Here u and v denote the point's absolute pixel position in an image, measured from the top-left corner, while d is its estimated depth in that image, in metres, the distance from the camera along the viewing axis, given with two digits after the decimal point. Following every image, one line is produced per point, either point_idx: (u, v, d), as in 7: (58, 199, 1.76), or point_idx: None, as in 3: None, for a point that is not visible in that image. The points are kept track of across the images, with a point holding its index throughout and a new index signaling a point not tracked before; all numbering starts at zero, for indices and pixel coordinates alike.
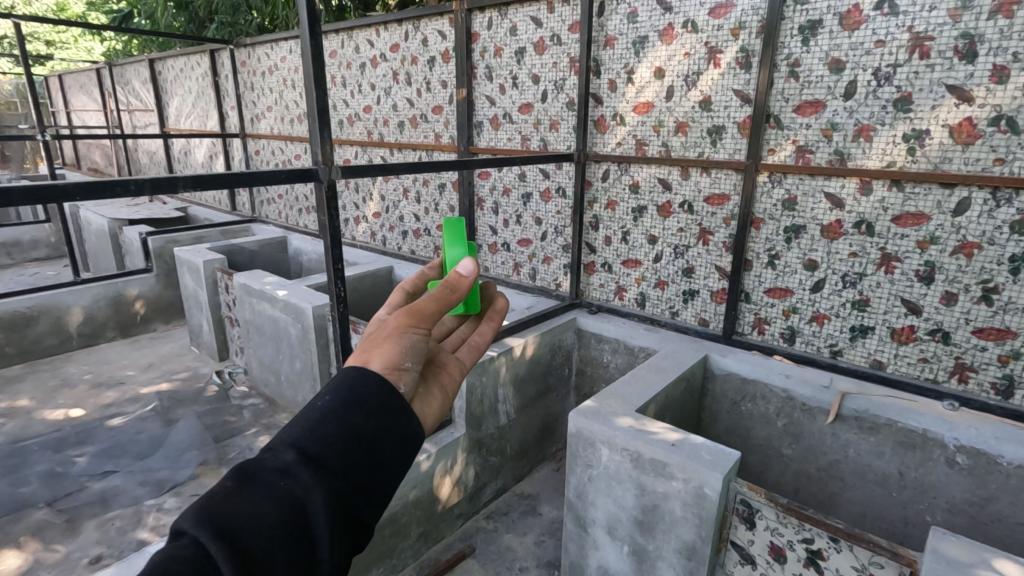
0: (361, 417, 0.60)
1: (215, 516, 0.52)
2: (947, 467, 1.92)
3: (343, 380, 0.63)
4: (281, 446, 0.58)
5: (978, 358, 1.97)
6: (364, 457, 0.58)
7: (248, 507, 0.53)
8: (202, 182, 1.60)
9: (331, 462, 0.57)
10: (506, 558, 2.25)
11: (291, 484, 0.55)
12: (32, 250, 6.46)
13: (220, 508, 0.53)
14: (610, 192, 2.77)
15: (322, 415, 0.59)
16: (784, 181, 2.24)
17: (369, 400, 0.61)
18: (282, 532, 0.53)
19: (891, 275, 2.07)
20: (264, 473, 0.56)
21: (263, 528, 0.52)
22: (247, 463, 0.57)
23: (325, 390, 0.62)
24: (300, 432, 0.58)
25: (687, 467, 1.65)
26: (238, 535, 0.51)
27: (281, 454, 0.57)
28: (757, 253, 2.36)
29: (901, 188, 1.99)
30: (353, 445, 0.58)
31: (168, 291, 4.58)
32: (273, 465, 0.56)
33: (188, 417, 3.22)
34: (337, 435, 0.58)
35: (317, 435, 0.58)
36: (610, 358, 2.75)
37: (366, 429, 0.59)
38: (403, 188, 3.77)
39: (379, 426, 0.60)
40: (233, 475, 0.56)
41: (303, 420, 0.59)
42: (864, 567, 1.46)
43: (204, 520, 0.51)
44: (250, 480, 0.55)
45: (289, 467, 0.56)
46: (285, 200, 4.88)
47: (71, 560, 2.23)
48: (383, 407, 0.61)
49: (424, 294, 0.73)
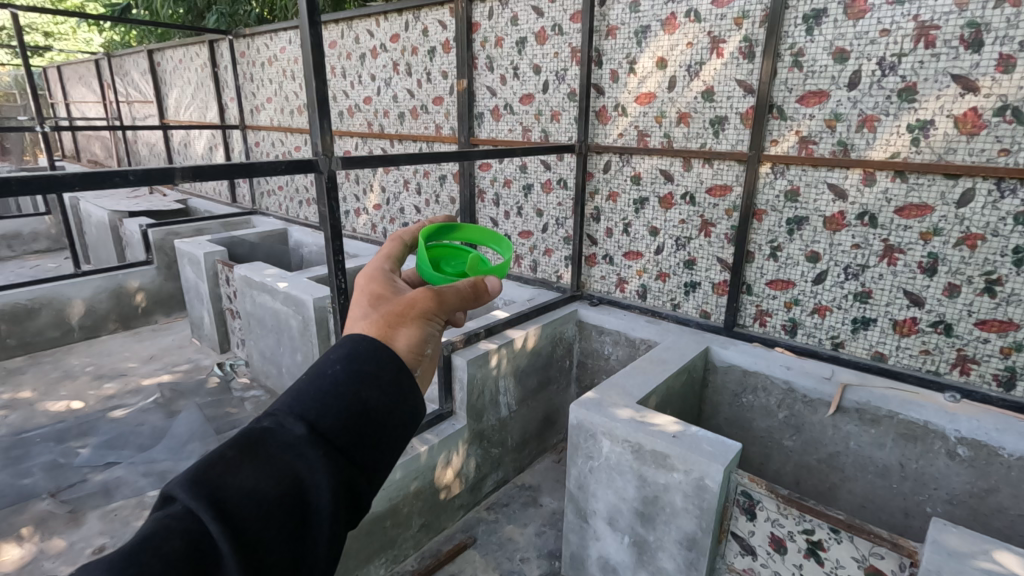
0: (372, 394, 0.59)
1: (214, 485, 0.51)
2: (948, 459, 1.92)
3: (354, 351, 0.62)
4: (289, 416, 0.57)
5: (980, 351, 1.96)
6: (369, 437, 0.58)
7: (247, 480, 0.52)
8: (201, 172, 1.59)
9: (338, 439, 0.56)
10: (507, 549, 2.27)
11: (295, 459, 0.55)
12: (32, 243, 6.45)
13: (219, 477, 0.52)
14: (612, 183, 2.76)
15: (333, 388, 0.58)
16: (787, 172, 2.23)
17: (379, 377, 0.60)
18: (280, 507, 0.52)
19: (894, 266, 2.06)
20: (270, 445, 0.55)
21: (261, 503, 0.52)
22: (252, 430, 0.56)
23: (336, 360, 0.61)
24: (309, 404, 0.57)
25: (688, 458, 1.66)
26: (234, 507, 0.51)
27: (289, 426, 0.56)
28: (759, 244, 2.35)
29: (904, 179, 1.98)
30: (360, 423, 0.57)
31: (168, 283, 4.58)
32: (280, 437, 0.55)
33: (190, 408, 3.23)
34: (346, 412, 0.57)
35: (326, 409, 0.57)
36: (611, 351, 2.75)
37: (375, 408, 0.59)
38: (403, 180, 3.76)
39: (388, 403, 0.60)
40: (237, 442, 0.55)
41: (312, 391, 0.58)
42: (864, 557, 1.46)
43: (202, 490, 0.51)
44: (253, 449, 0.54)
45: (296, 440, 0.55)
46: (285, 192, 4.87)
47: (74, 550, 2.25)
48: (393, 387, 0.61)
49: (452, 285, 0.75)
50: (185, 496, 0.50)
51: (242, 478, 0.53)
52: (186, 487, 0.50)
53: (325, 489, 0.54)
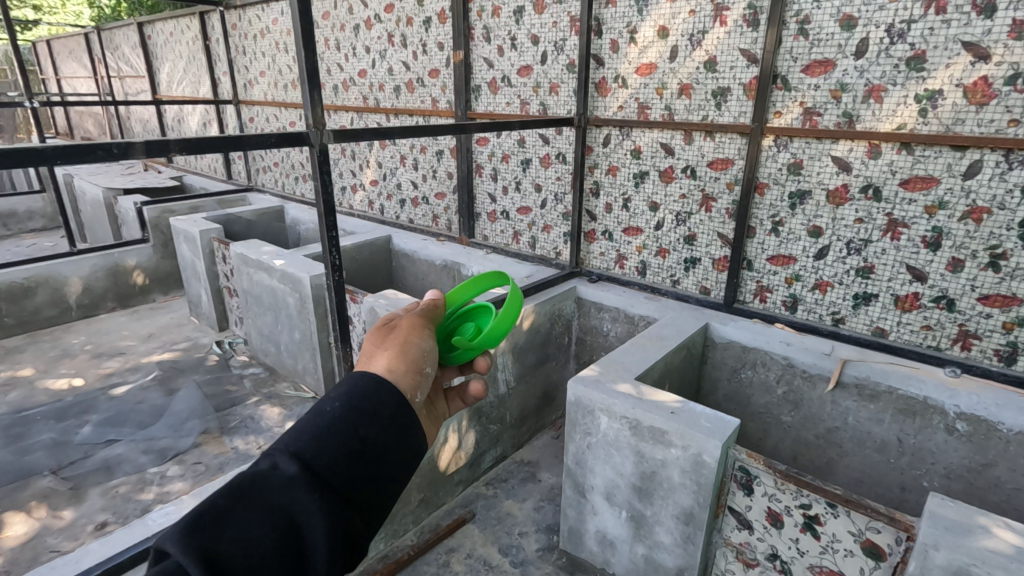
0: (370, 430, 0.61)
1: (205, 537, 0.52)
2: (946, 434, 1.91)
3: (354, 388, 0.64)
4: (283, 456, 0.58)
5: (982, 326, 1.95)
6: (366, 475, 0.60)
7: (240, 529, 0.54)
8: (190, 147, 1.55)
9: (334, 478, 0.58)
10: (506, 523, 2.28)
11: (290, 501, 0.56)
12: (28, 221, 6.41)
13: (213, 525, 0.53)
14: (611, 157, 2.70)
15: (330, 424, 0.60)
16: (790, 145, 2.17)
17: (378, 413, 0.62)
18: (274, 554, 0.54)
19: (897, 241, 2.02)
20: (264, 488, 0.56)
21: (255, 554, 0.53)
22: (244, 475, 0.57)
23: (335, 396, 0.63)
24: (305, 442, 0.59)
25: (686, 434, 1.65)
26: (226, 559, 0.52)
27: (281, 466, 0.57)
28: (761, 219, 2.32)
29: (911, 151, 1.93)
30: (358, 460, 0.59)
31: (166, 261, 4.56)
32: (274, 478, 0.57)
33: (189, 386, 3.24)
34: (343, 449, 0.59)
35: (322, 448, 0.59)
36: (610, 327, 2.73)
37: (373, 443, 0.61)
38: (400, 155, 3.70)
39: (389, 439, 0.62)
40: (229, 489, 0.56)
41: (309, 428, 0.60)
42: (861, 531, 1.46)
43: (193, 543, 0.51)
44: (246, 497, 0.56)
45: (289, 481, 0.56)
46: (282, 168, 4.80)
47: (76, 526, 2.26)
48: (392, 422, 0.63)
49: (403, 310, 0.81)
50: (176, 551, 0.51)
51: (234, 527, 0.54)
52: (177, 540, 0.51)
53: (321, 532, 0.55)
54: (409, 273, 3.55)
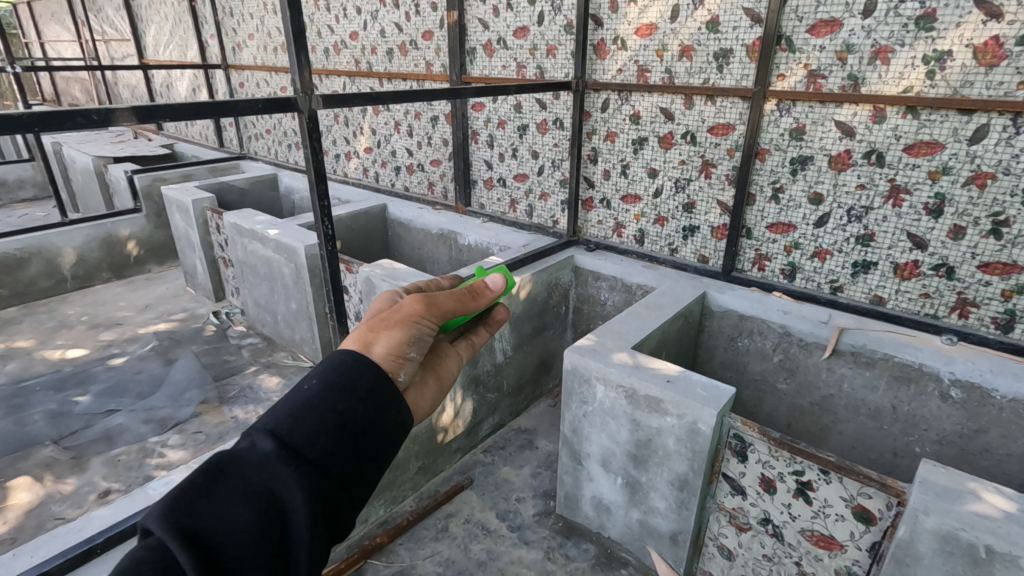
0: (349, 405, 0.60)
1: (186, 515, 0.52)
2: (940, 401, 1.92)
3: (334, 364, 0.63)
4: (261, 433, 0.57)
5: (980, 294, 1.93)
6: (346, 451, 0.59)
7: (220, 506, 0.54)
8: (173, 113, 1.49)
9: (313, 453, 0.57)
10: (503, 489, 2.32)
11: (269, 478, 0.55)
12: (19, 191, 6.32)
13: (193, 502, 0.53)
14: (610, 122, 2.64)
15: (308, 400, 0.59)
16: (793, 110, 2.12)
17: (357, 387, 0.61)
18: (256, 530, 0.53)
19: (899, 208, 1.99)
20: (243, 466, 0.56)
21: (236, 529, 0.53)
22: (223, 454, 0.57)
23: (313, 373, 0.62)
24: (282, 419, 0.58)
25: (682, 403, 1.66)
26: (207, 536, 0.52)
27: (260, 443, 0.57)
28: (761, 186, 2.28)
29: (916, 115, 1.88)
30: (338, 435, 0.58)
31: (160, 231, 4.51)
32: (253, 455, 0.56)
33: (187, 356, 3.24)
34: (320, 424, 0.58)
35: (299, 424, 0.58)
36: (608, 296, 2.72)
37: (352, 418, 0.60)
38: (394, 121, 3.62)
39: (371, 413, 0.61)
40: (208, 468, 0.55)
41: (287, 405, 0.59)
42: (852, 497, 1.48)
43: (173, 521, 0.51)
44: (226, 474, 0.55)
45: (267, 457, 0.56)
46: (274, 135, 4.71)
47: (80, 494, 2.29)
48: (371, 397, 0.61)
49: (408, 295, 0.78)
50: (156, 528, 0.51)
51: (214, 504, 0.54)
52: (157, 518, 0.51)
53: (302, 507, 0.55)
54: (405, 242, 3.52)
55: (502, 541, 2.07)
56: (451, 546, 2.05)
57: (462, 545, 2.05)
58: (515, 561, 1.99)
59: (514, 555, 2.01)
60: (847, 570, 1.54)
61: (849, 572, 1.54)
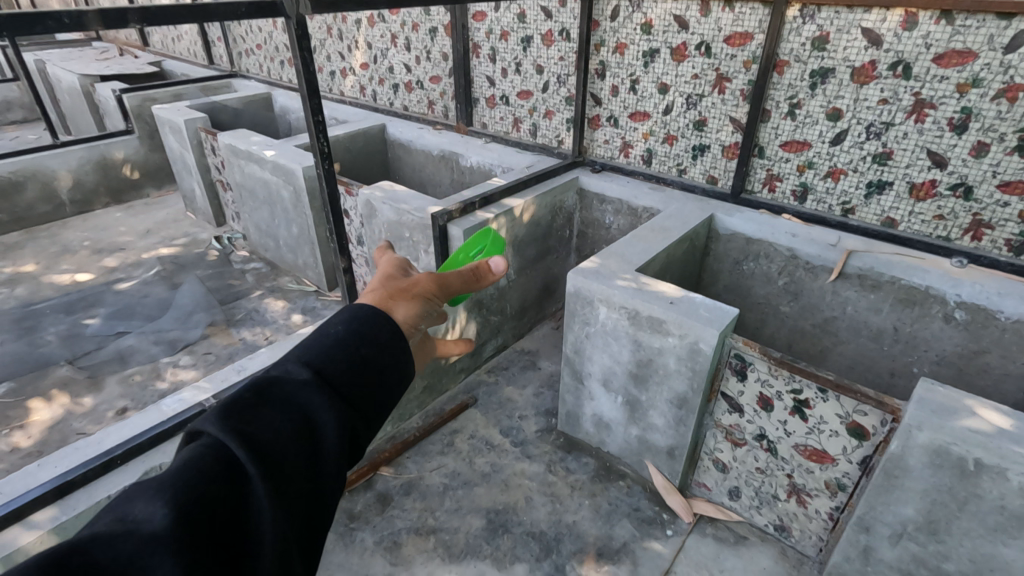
0: (372, 347, 0.62)
1: (231, 423, 0.53)
2: (943, 323, 1.92)
3: (357, 310, 0.64)
4: (296, 363, 0.59)
5: (997, 215, 1.88)
6: (371, 393, 0.60)
7: (259, 419, 0.54)
8: (149, 18, 1.39)
9: (343, 386, 0.59)
10: (507, 407, 2.39)
11: (303, 403, 0.56)
12: (7, 113, 6.13)
13: (237, 414, 0.53)
14: (619, 33, 2.48)
15: (337, 339, 0.61)
16: (817, 16, 1.97)
17: (380, 332, 0.63)
18: (288, 452, 0.54)
19: (921, 124, 1.90)
20: (279, 389, 0.57)
21: (274, 446, 0.53)
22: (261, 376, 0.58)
23: (340, 317, 0.63)
24: (318, 353, 0.60)
25: (685, 323, 1.66)
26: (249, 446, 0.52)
27: (296, 371, 0.58)
28: (777, 101, 2.16)
29: (950, 21, 1.75)
30: (364, 373, 0.60)
31: (154, 153, 4.40)
32: (289, 381, 0.57)
33: (191, 280, 3.26)
34: (350, 360, 0.60)
35: (332, 356, 0.60)
36: (612, 219, 2.67)
37: (374, 360, 0.61)
38: (390, 34, 3.42)
39: (391, 356, 0.63)
40: (250, 383, 0.56)
41: (319, 341, 0.61)
42: (848, 414, 1.51)
43: (223, 425, 0.52)
44: (263, 393, 0.56)
45: (304, 384, 0.57)
46: (265, 51, 4.47)
47: (99, 411, 2.38)
48: (391, 342, 0.63)
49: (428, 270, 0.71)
50: (211, 429, 0.52)
51: (256, 418, 0.54)
52: (210, 422, 0.52)
53: (333, 434, 0.56)
54: (406, 164, 3.43)
55: (505, 455, 2.16)
56: (456, 459, 2.14)
57: (467, 459, 2.14)
58: (518, 473, 2.08)
59: (517, 467, 2.10)
60: (836, 482, 1.61)
61: (838, 483, 1.61)
